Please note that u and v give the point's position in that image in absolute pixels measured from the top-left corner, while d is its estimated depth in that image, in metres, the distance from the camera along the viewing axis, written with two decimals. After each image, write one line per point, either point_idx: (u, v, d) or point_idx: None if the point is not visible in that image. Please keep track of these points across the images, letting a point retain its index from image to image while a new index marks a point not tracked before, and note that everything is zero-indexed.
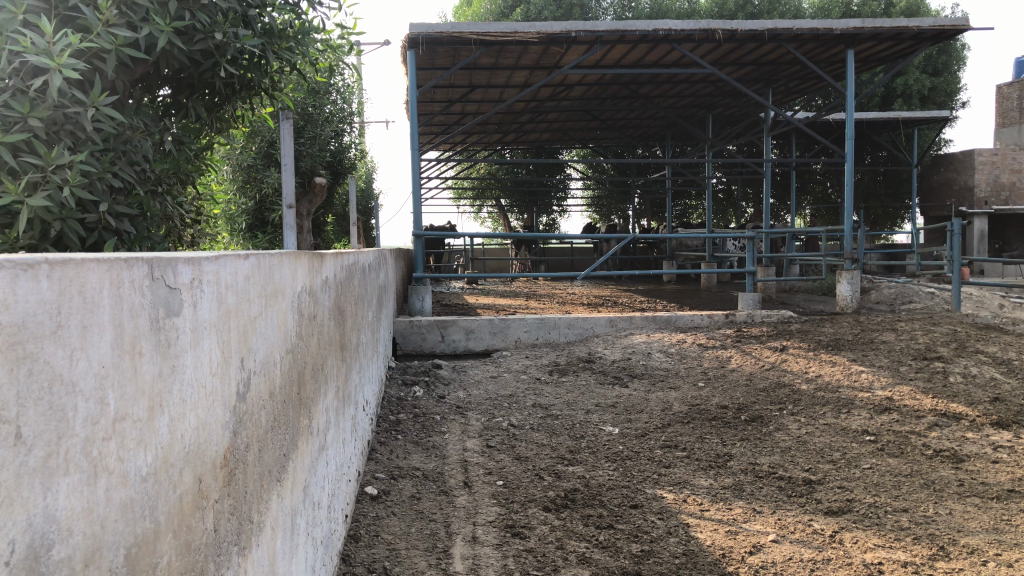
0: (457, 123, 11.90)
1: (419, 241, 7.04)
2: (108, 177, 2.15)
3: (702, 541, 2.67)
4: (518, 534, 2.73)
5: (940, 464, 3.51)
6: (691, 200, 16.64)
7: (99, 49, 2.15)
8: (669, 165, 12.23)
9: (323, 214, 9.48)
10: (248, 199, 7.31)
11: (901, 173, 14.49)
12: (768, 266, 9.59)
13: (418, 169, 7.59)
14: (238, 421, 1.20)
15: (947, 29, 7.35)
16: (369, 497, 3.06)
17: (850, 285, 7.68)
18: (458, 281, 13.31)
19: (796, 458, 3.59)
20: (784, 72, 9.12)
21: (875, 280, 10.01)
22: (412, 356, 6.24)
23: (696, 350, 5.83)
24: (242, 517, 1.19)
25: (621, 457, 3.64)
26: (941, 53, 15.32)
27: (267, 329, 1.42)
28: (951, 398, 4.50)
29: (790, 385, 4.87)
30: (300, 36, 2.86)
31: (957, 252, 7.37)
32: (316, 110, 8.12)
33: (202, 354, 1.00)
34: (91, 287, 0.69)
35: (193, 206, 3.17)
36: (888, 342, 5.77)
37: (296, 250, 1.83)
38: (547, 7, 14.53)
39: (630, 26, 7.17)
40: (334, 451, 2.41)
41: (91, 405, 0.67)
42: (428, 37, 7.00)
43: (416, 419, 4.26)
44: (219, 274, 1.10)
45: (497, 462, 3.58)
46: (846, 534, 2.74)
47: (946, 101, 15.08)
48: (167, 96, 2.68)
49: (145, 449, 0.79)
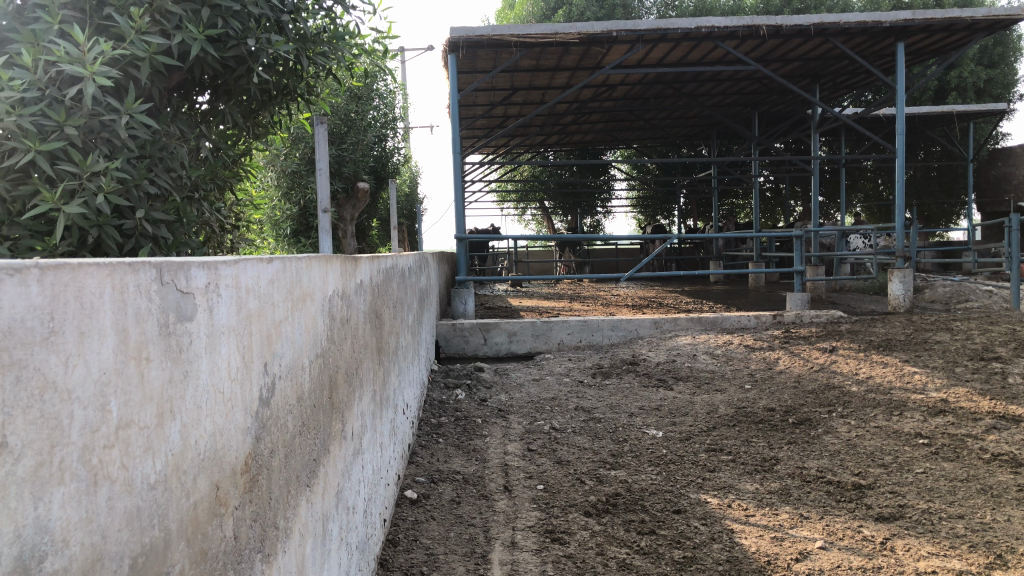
0: (499, 126, 11.92)
1: (462, 245, 7.03)
2: (144, 183, 2.18)
3: (746, 548, 2.60)
4: (558, 539, 2.69)
5: (998, 468, 3.38)
6: (738, 200, 16.42)
7: (134, 57, 2.18)
8: (714, 164, 12.08)
9: (367, 218, 9.58)
10: (292, 206, 7.45)
11: (956, 168, 14.11)
12: (817, 265, 9.40)
13: (460, 174, 7.60)
14: (262, 426, 1.20)
15: (1003, 19, 7.11)
16: (409, 501, 3.05)
17: (903, 284, 7.47)
18: (502, 284, 13.31)
19: (846, 462, 3.50)
20: (832, 67, 8.93)
21: (929, 278, 9.73)
22: (455, 360, 6.23)
23: (742, 352, 5.73)
24: (266, 524, 1.18)
25: (665, 462, 3.57)
26: (997, 44, 14.89)
27: (293, 333, 1.41)
28: (1010, 400, 4.34)
29: (840, 387, 4.76)
30: (334, 42, 2.88)
31: (1015, 249, 7.12)
32: (359, 115, 8.20)
33: (220, 360, 0.99)
34: (90, 292, 0.68)
35: (233, 211, 3.21)
36: (943, 342, 5.61)
37: (327, 252, 1.82)
38: (589, 7, 14.51)
39: (672, 24, 7.07)
40: (371, 456, 2.40)
41: (90, 413, 0.67)
42: (469, 41, 7.00)
43: (457, 423, 4.25)
44: (238, 278, 1.09)
45: (537, 466, 3.55)
46: (897, 542, 2.65)
47: (1003, 93, 14.66)
48: (205, 103, 2.71)
49: (153, 457, 0.78)
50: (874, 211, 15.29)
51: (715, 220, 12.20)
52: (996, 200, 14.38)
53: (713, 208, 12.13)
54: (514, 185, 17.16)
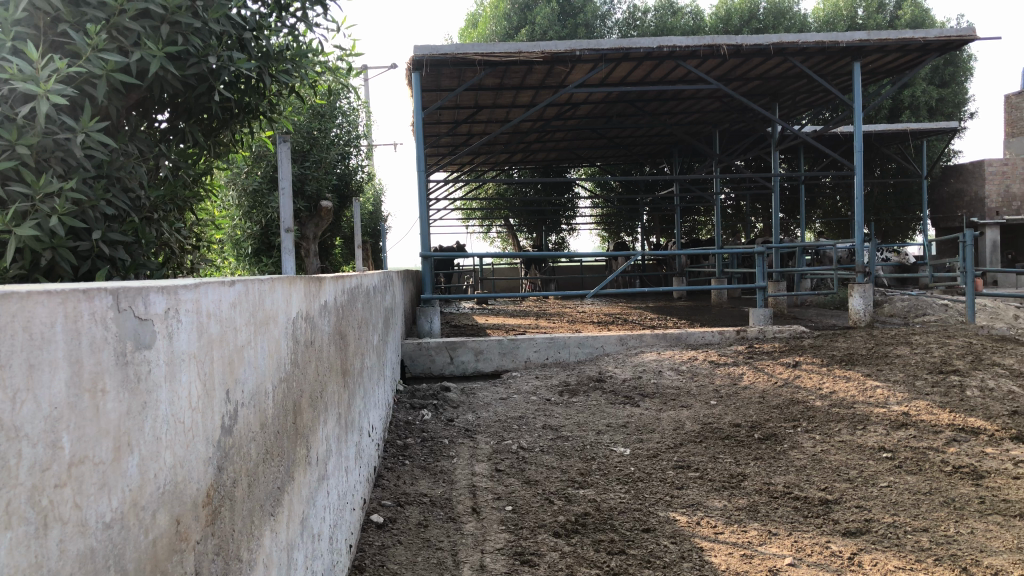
0: (463, 143, 11.92)
1: (427, 262, 6.97)
2: (100, 205, 2.12)
3: (716, 566, 2.59)
4: (528, 561, 2.66)
5: (960, 481, 3.43)
6: (700, 216, 16.61)
7: (89, 75, 2.12)
8: (677, 182, 12.18)
9: (330, 237, 9.51)
10: (254, 224, 7.35)
11: (911, 185, 14.45)
12: (779, 281, 9.51)
13: (425, 192, 7.58)
14: (224, 455, 1.15)
15: (954, 39, 7.30)
16: (375, 526, 2.99)
17: (863, 299, 7.57)
18: (468, 303, 13.28)
19: (813, 477, 3.52)
20: (791, 85, 9.08)
21: (888, 293, 9.89)
22: (420, 379, 6.17)
23: (707, 367, 5.76)
24: (229, 557, 1.14)
25: (633, 479, 3.57)
26: (948, 64, 15.30)
27: (256, 358, 1.37)
28: (969, 412, 4.42)
29: (804, 402, 4.79)
30: (297, 59, 2.85)
31: (970, 264, 7.27)
32: (323, 134, 8.17)
33: (180, 388, 0.95)
34: (40, 322, 0.64)
35: (193, 231, 3.15)
36: (903, 356, 5.69)
37: (291, 274, 1.78)
38: (551, 26, 14.66)
39: (634, 44, 7.15)
40: (336, 481, 2.35)
41: (39, 450, 0.63)
42: (433, 59, 7.00)
43: (424, 444, 4.20)
44: (199, 303, 1.05)
45: (506, 486, 3.51)
46: (865, 556, 2.66)
47: (954, 112, 15.05)
48: (165, 122, 2.66)
49: (109, 493, 0.74)
50: (833, 227, 15.56)
51: (678, 237, 12.32)
52: (949, 216, 14.73)
53: (676, 225, 12.22)
54: (478, 203, 17.16)
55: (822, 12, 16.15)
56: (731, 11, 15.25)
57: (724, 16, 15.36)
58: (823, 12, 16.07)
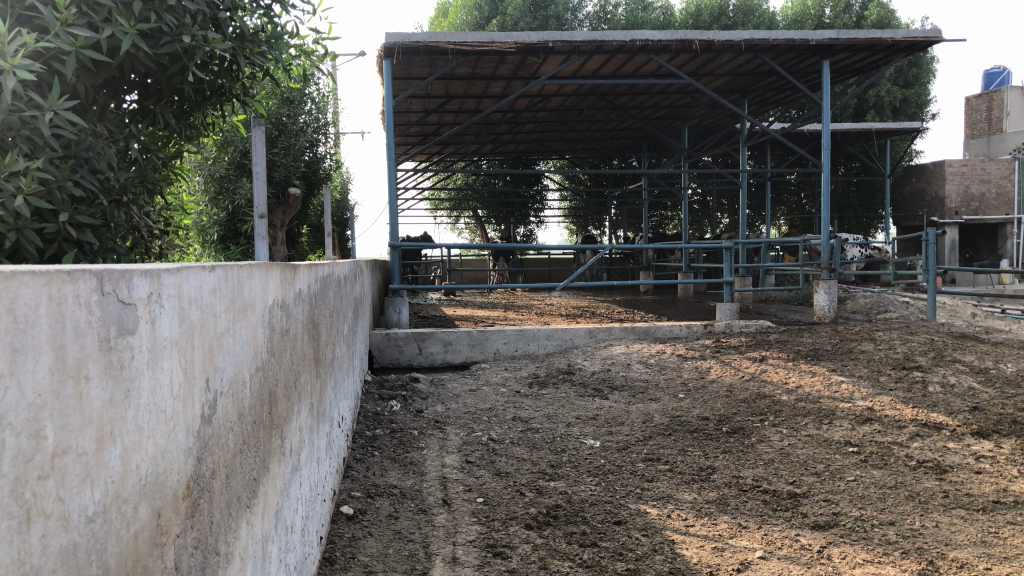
0: (433, 133, 11.85)
1: (396, 252, 6.88)
2: (68, 185, 2.05)
3: (688, 559, 2.60)
4: (500, 554, 2.64)
5: (924, 475, 3.47)
6: (667, 211, 16.71)
7: (58, 50, 2.05)
8: (646, 176, 12.20)
9: (297, 225, 9.40)
10: (220, 210, 7.23)
11: (874, 184, 14.68)
12: (745, 277, 9.58)
13: (394, 182, 7.51)
14: (203, 447, 1.11)
15: (921, 41, 7.40)
16: (345, 517, 2.96)
17: (828, 295, 7.66)
18: (435, 293, 13.21)
19: (780, 471, 3.54)
20: (761, 82, 9.15)
21: (851, 290, 10.03)
22: (388, 370, 6.12)
23: (675, 361, 5.79)
24: (207, 551, 1.10)
25: (604, 472, 3.56)
26: (911, 65, 15.53)
27: (234, 346, 1.33)
28: (931, 408, 4.49)
29: (771, 396, 4.83)
30: (273, 41, 2.80)
31: (932, 262, 7.37)
32: (291, 120, 8.06)
33: (162, 376, 0.91)
34: (24, 303, 0.60)
35: (162, 216, 3.07)
36: (867, 351, 5.76)
37: (268, 260, 1.74)
38: (523, 18, 14.63)
39: (607, 37, 7.13)
40: (308, 472, 2.31)
41: (22, 440, 0.60)
42: (404, 46, 6.93)
43: (393, 435, 4.16)
44: (180, 288, 1.01)
45: (476, 478, 3.49)
46: (834, 550, 2.68)
47: (917, 112, 15.31)
48: (134, 103, 2.58)
49: (92, 486, 0.70)
50: (797, 225, 15.74)
51: (645, 231, 12.35)
52: (910, 215, 14.98)
53: (644, 219, 12.26)
54: (447, 194, 17.09)
55: (790, 11, 16.30)
56: (701, 7, 15.34)
57: (694, 12, 15.43)
58: (790, 10, 16.22)
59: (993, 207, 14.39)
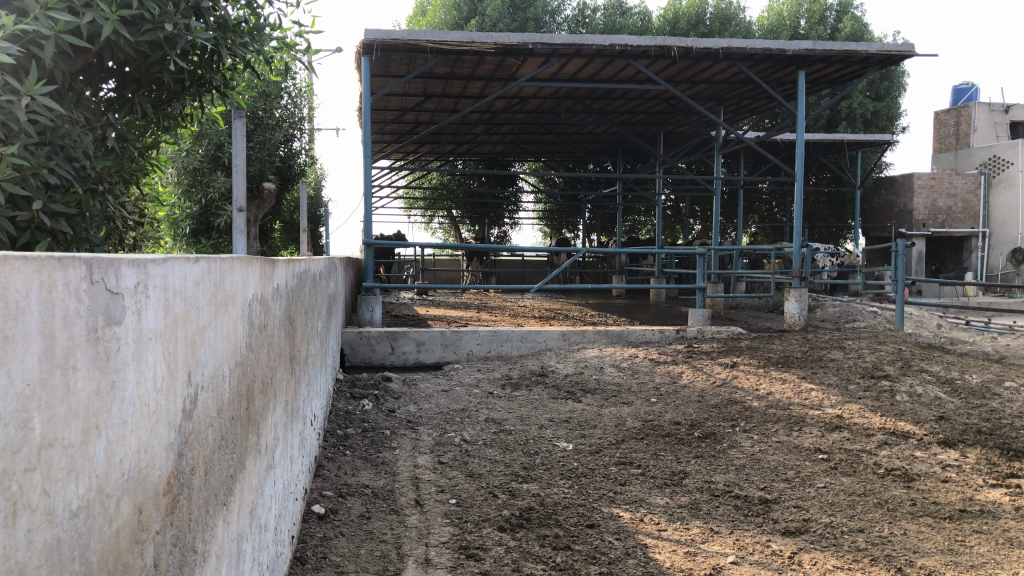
0: (409, 132, 11.81)
1: (369, 249, 6.82)
2: (43, 172, 2.01)
3: (661, 563, 2.60)
4: (473, 556, 2.63)
5: (892, 483, 3.51)
6: (640, 216, 16.81)
7: (36, 34, 2.01)
8: (620, 180, 12.25)
9: (270, 220, 9.32)
10: (193, 203, 7.14)
11: (844, 194, 14.85)
12: (717, 283, 9.64)
13: (369, 179, 7.45)
14: (184, 442, 1.09)
15: (894, 54, 7.48)
16: (316, 516, 2.93)
17: (797, 303, 7.71)
18: (407, 293, 13.14)
19: (751, 476, 3.57)
20: (736, 91, 9.23)
21: (820, 298, 10.14)
22: (360, 368, 6.07)
23: (648, 365, 5.82)
24: (185, 548, 1.08)
25: (576, 475, 3.56)
26: (883, 78, 15.74)
27: (215, 340, 1.30)
28: (898, 417, 4.53)
29: (742, 402, 4.86)
30: (255, 32, 2.75)
31: (901, 273, 7.44)
32: (267, 114, 7.99)
33: (146, 368, 0.89)
34: (15, 290, 0.58)
35: (137, 207, 3.02)
36: (837, 360, 5.82)
37: (248, 254, 1.70)
38: (501, 19, 14.64)
39: (587, 41, 7.13)
40: (281, 470, 2.27)
41: (9, 430, 0.57)
42: (383, 43, 6.87)
43: (365, 434, 4.12)
44: (166, 279, 0.99)
45: (449, 479, 3.47)
46: (804, 556, 2.70)
47: (887, 126, 15.53)
48: (111, 91, 2.53)
49: (77, 480, 0.68)
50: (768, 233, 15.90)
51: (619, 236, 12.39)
52: (879, 225, 15.19)
53: (618, 223, 12.29)
54: (422, 193, 17.05)
55: (766, 21, 16.48)
56: (678, 14, 15.46)
57: (672, 19, 15.53)
58: (766, 20, 16.37)
59: (959, 220, 14.64)
